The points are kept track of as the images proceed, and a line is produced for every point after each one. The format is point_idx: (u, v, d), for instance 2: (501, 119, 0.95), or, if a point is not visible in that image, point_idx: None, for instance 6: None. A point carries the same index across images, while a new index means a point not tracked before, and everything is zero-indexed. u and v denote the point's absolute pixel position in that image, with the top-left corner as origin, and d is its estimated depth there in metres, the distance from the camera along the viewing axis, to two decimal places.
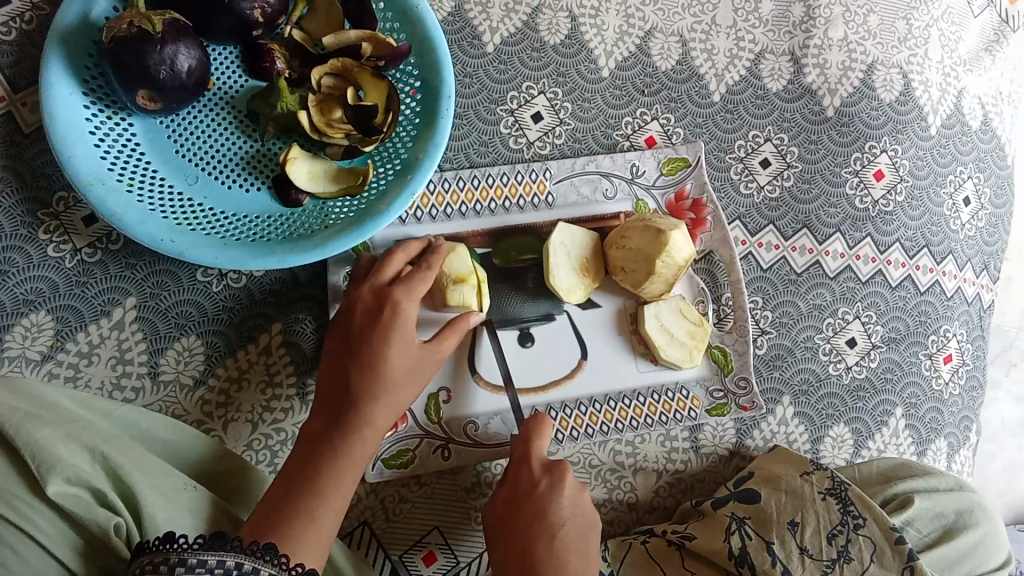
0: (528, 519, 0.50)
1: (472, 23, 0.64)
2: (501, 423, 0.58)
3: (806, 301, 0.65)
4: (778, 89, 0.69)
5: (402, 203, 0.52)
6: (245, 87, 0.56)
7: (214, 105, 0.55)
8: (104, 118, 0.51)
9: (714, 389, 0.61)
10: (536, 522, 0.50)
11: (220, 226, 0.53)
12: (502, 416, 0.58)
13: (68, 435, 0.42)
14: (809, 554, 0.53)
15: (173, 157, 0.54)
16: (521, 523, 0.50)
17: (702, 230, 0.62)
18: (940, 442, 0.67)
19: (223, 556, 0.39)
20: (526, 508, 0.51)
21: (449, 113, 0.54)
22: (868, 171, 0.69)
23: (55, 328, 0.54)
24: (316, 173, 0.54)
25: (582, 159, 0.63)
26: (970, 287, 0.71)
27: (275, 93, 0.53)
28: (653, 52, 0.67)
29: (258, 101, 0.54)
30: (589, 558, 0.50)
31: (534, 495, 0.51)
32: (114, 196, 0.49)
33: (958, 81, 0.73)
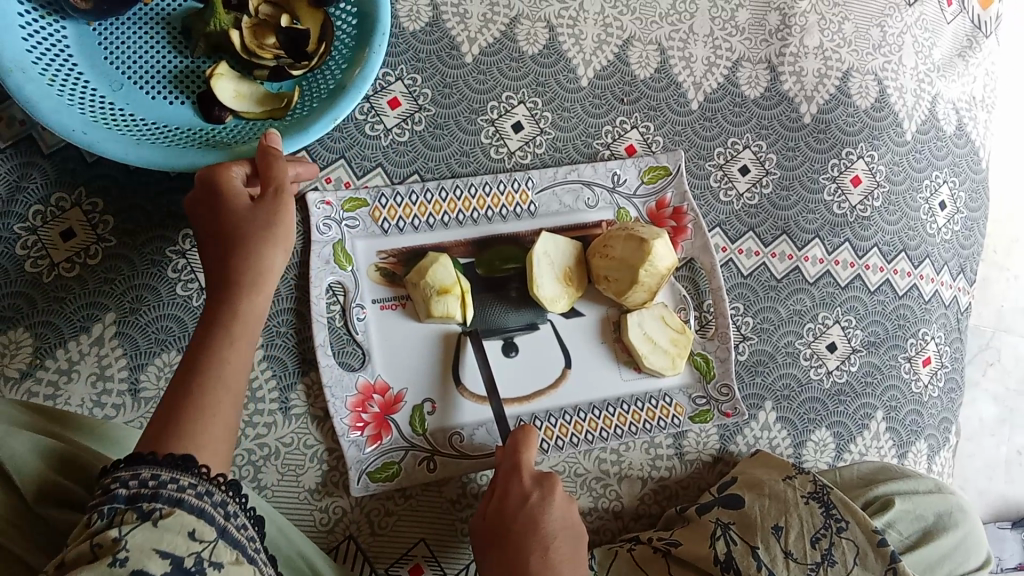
0: (520, 530, 0.49)
1: (450, 33, 0.64)
2: (486, 433, 0.58)
3: (786, 306, 0.66)
4: (756, 97, 0.69)
5: (323, 124, 0.56)
6: (181, 8, 0.60)
7: (148, 20, 0.59)
8: (38, 18, 0.54)
9: (696, 395, 0.62)
10: (531, 532, 0.49)
11: (137, 128, 0.56)
12: (487, 427, 0.58)
13: (13, 426, 0.39)
14: (793, 557, 0.53)
15: (99, 64, 0.57)
16: (513, 534, 0.49)
17: (684, 238, 0.64)
18: (920, 444, 0.67)
19: (138, 469, 0.34)
20: (519, 519, 0.50)
21: (381, 46, 0.58)
22: (846, 177, 0.70)
23: (33, 346, 0.53)
24: (241, 94, 0.58)
25: (565, 168, 0.63)
26: (947, 290, 0.71)
27: (211, 10, 0.56)
28: (632, 61, 0.68)
29: (192, 18, 0.58)
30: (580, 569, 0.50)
31: (528, 506, 0.51)
32: (34, 85, 0.52)
33: (932, 87, 0.74)
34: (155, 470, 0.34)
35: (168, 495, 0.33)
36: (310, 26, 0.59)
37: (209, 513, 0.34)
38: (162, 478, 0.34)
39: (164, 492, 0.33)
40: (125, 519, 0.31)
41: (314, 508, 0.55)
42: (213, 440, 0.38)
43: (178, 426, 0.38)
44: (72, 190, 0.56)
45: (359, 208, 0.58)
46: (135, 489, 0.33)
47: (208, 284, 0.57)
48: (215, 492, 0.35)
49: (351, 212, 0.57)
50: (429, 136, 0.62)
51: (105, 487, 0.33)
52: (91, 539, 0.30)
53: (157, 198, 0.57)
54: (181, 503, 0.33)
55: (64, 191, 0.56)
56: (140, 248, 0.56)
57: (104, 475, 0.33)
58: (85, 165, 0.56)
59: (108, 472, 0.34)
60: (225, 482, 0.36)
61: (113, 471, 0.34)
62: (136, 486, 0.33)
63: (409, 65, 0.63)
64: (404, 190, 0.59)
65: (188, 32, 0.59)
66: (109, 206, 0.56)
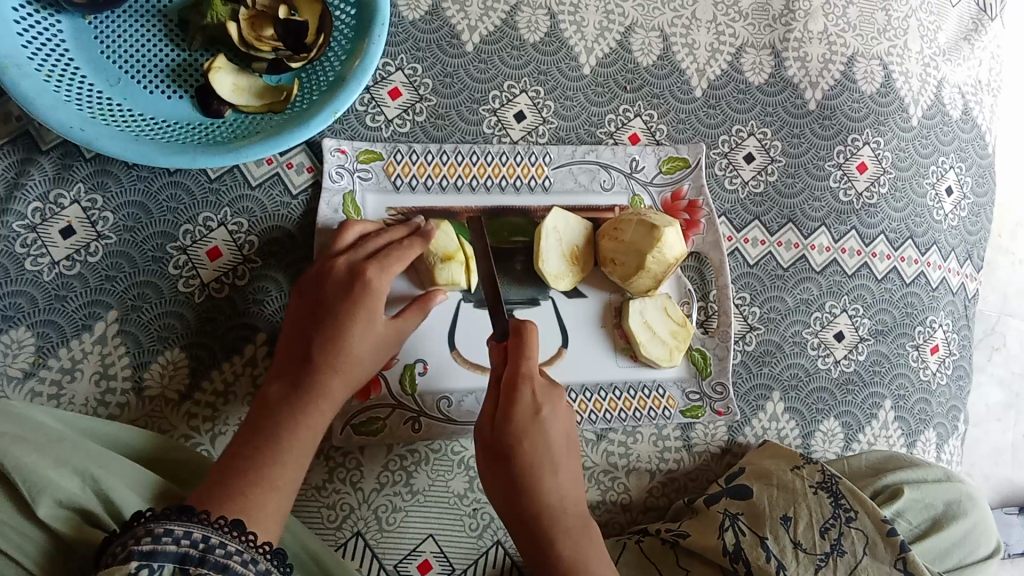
0: (532, 453, 0.49)
1: (450, 22, 0.64)
2: (474, 402, 0.59)
3: (793, 295, 0.65)
4: (761, 83, 0.69)
5: (323, 119, 0.55)
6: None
7: (145, 12, 0.58)
8: (31, 12, 0.54)
9: (689, 391, 0.61)
10: (545, 457, 0.49)
11: (136, 124, 0.55)
12: (476, 395, 0.59)
13: (53, 457, 0.42)
14: (803, 547, 0.53)
15: (98, 58, 0.56)
16: (524, 453, 0.48)
17: (696, 232, 0.63)
18: (929, 432, 0.67)
19: (190, 528, 0.39)
20: (529, 441, 0.49)
21: (381, 38, 0.57)
22: (852, 164, 0.69)
23: (36, 345, 0.53)
24: (241, 87, 0.57)
25: (583, 148, 0.63)
26: (954, 277, 0.71)
27: (207, 3, 0.56)
28: (634, 48, 0.67)
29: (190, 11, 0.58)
30: (577, 481, 0.51)
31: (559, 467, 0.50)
32: (29, 80, 0.51)
33: (937, 71, 0.74)
34: (206, 531, 0.39)
35: (215, 560, 0.38)
36: (308, 18, 0.58)
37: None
38: (211, 541, 0.39)
39: (212, 555, 0.38)
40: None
41: (321, 505, 0.54)
42: (267, 512, 0.43)
43: (245, 489, 0.43)
44: (70, 187, 0.55)
45: (374, 161, 0.59)
46: (185, 549, 0.38)
47: (210, 281, 0.56)
48: (259, 559, 0.40)
49: (365, 164, 0.59)
50: (431, 126, 0.62)
51: (158, 542, 0.37)
52: None
53: (156, 193, 0.57)
54: (226, 570, 0.38)
55: (63, 188, 0.55)
56: (141, 244, 0.56)
57: (155, 529, 0.38)
58: (84, 160, 0.56)
59: (161, 524, 0.38)
60: (269, 552, 0.41)
61: (164, 523, 0.38)
62: (187, 545, 0.38)
63: (409, 55, 0.62)
64: (421, 149, 0.60)
65: (186, 24, 0.58)
66: (109, 202, 0.56)
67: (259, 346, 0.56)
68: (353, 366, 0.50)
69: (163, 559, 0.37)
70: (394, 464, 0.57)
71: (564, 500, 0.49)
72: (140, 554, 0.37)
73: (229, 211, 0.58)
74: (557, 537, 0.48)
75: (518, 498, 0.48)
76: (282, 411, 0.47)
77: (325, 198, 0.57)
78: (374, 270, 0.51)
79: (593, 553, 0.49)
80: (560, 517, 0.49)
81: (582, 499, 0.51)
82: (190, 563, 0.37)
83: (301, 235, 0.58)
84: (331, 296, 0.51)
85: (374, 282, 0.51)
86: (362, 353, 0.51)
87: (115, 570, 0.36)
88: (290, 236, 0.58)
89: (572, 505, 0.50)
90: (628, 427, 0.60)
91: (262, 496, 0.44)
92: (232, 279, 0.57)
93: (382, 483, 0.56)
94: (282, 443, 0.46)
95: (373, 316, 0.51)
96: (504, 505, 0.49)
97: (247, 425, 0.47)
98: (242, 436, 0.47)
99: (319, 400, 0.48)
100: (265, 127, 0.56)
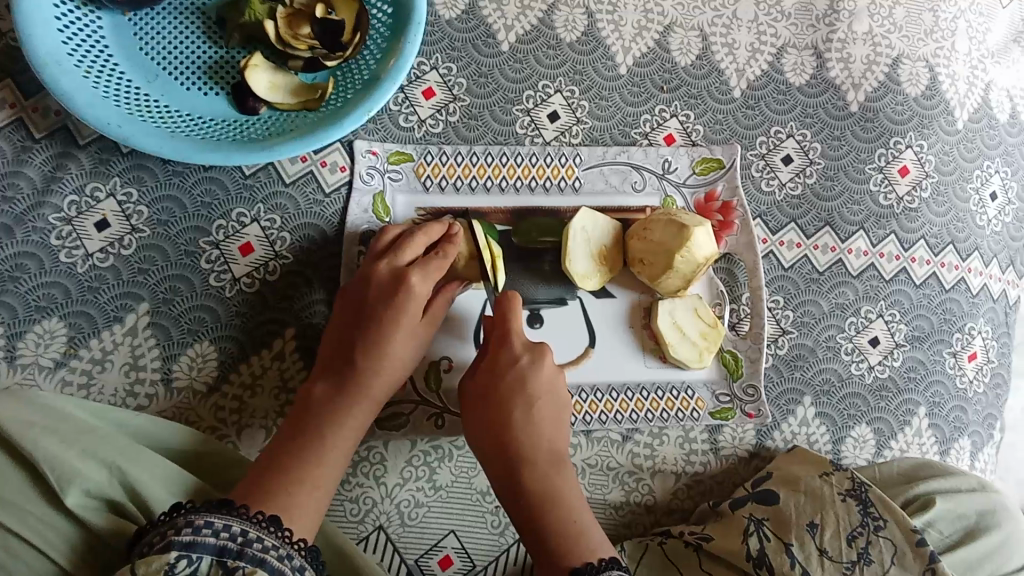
0: (507, 393, 0.51)
1: (487, 22, 0.64)
2: None
3: (828, 300, 0.64)
4: (801, 84, 0.68)
5: (355, 118, 0.56)
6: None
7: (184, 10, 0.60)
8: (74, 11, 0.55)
9: (720, 392, 0.61)
10: (520, 397, 0.51)
11: (171, 120, 0.56)
12: None
13: (83, 449, 0.43)
14: (828, 555, 0.52)
15: (135, 54, 0.58)
16: (500, 394, 0.51)
17: (729, 233, 0.63)
18: (965, 442, 0.65)
19: (229, 521, 0.41)
20: (506, 382, 0.51)
21: (415, 37, 0.58)
22: (893, 167, 0.68)
23: (67, 335, 0.54)
24: (277, 84, 0.58)
25: (614, 149, 0.63)
26: (997, 284, 0.69)
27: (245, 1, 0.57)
28: (672, 48, 0.67)
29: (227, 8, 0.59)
30: (562, 429, 0.52)
31: (544, 420, 0.51)
32: (68, 77, 0.53)
33: (985, 73, 0.72)
34: (244, 525, 0.41)
35: (253, 554, 0.40)
36: (346, 16, 0.59)
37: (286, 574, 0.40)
38: (248, 535, 0.41)
39: (249, 549, 0.40)
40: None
41: (344, 499, 0.55)
42: (308, 509, 0.45)
43: (288, 489, 0.45)
44: (106, 181, 0.57)
45: (404, 163, 0.60)
46: (223, 542, 0.40)
47: (241, 276, 0.57)
48: (294, 555, 0.42)
49: (395, 166, 0.60)
50: (464, 126, 0.62)
51: (198, 533, 0.39)
52: None
53: (190, 188, 0.58)
54: (263, 563, 0.40)
55: (100, 182, 0.57)
56: (174, 239, 0.57)
57: (195, 520, 0.40)
58: (120, 156, 0.57)
59: (201, 516, 0.40)
60: (304, 548, 0.42)
61: (204, 516, 0.40)
62: (225, 538, 0.40)
63: (444, 54, 0.63)
64: (452, 151, 0.61)
65: (223, 22, 0.60)
66: (143, 196, 0.57)
67: (287, 341, 0.57)
68: (393, 370, 0.52)
69: (202, 550, 0.39)
70: (417, 460, 0.57)
71: (534, 434, 0.50)
72: (180, 545, 0.38)
73: (262, 207, 0.59)
74: (523, 468, 0.49)
75: (491, 435, 0.50)
76: (325, 412, 0.50)
77: (355, 198, 0.59)
78: (417, 275, 0.53)
79: (560, 488, 0.49)
80: (529, 452, 0.50)
81: (564, 448, 0.52)
82: (226, 556, 0.39)
83: (334, 231, 0.59)
84: (375, 300, 0.53)
85: (416, 288, 0.53)
86: (400, 356, 0.53)
87: (155, 558, 0.37)
88: (322, 233, 0.59)
89: (545, 445, 0.50)
90: (654, 429, 0.60)
91: (304, 494, 0.46)
92: (262, 274, 0.58)
93: (405, 478, 0.57)
94: (325, 444, 0.48)
95: (412, 321, 0.53)
96: (481, 445, 0.51)
97: (290, 423, 0.50)
98: (286, 435, 0.49)
99: (360, 402, 0.50)
100: (297, 124, 0.57)
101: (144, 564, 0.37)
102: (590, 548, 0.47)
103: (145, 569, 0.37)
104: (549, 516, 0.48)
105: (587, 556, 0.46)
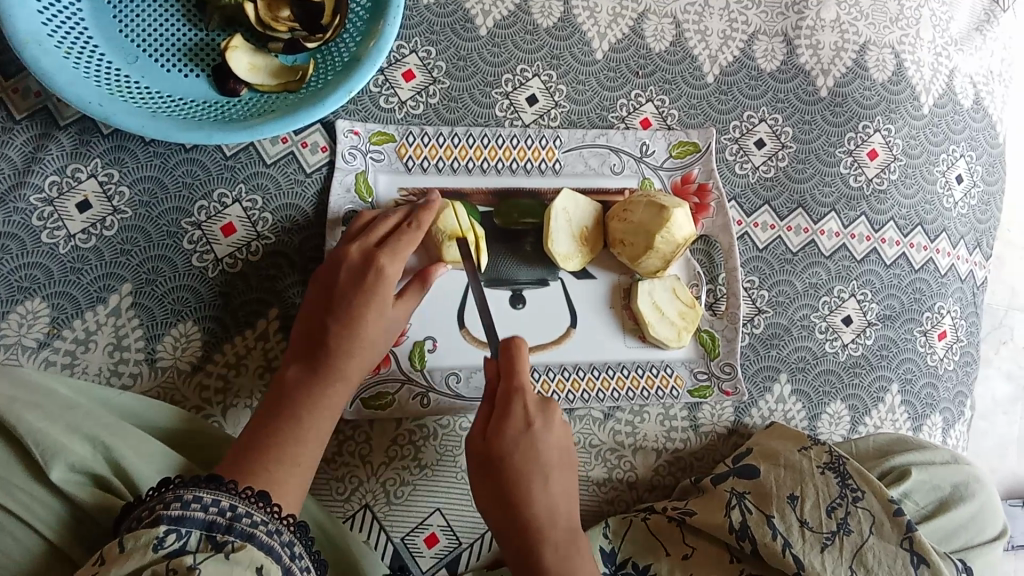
0: (523, 464, 0.49)
1: (464, 6, 0.64)
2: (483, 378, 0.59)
3: (802, 280, 0.65)
4: (773, 70, 0.69)
5: (337, 99, 0.56)
6: None
7: None
8: None
9: (698, 370, 0.62)
10: (535, 467, 0.49)
11: (153, 101, 0.56)
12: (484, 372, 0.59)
13: (66, 425, 0.43)
14: (809, 526, 0.53)
15: (115, 36, 0.57)
16: (516, 464, 0.49)
17: (706, 215, 0.63)
18: (936, 418, 0.67)
19: (219, 496, 0.40)
20: (521, 452, 0.49)
21: (396, 18, 0.58)
22: (863, 151, 0.69)
23: (50, 316, 0.54)
24: (258, 66, 0.58)
25: (593, 132, 0.64)
26: (963, 265, 0.71)
27: None
28: (647, 34, 0.67)
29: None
30: (573, 499, 0.51)
31: (560, 494, 0.49)
32: (49, 56, 0.52)
33: (949, 60, 0.74)
34: (233, 500, 0.41)
35: (240, 529, 0.40)
36: None
37: (276, 550, 0.40)
38: (238, 510, 0.40)
39: (238, 524, 0.40)
40: (203, 548, 0.37)
41: (330, 477, 0.55)
42: (291, 487, 0.45)
43: (270, 465, 0.45)
44: (88, 162, 0.56)
45: (386, 143, 0.60)
46: (211, 517, 0.39)
47: (224, 256, 0.57)
48: (283, 530, 0.41)
49: (377, 146, 0.60)
50: (443, 109, 0.63)
51: (187, 508, 0.39)
52: (169, 563, 0.36)
53: (172, 169, 0.57)
54: (252, 538, 0.39)
55: (80, 162, 0.56)
56: (156, 220, 0.57)
57: (184, 495, 0.39)
58: (102, 137, 0.57)
59: (191, 490, 0.40)
60: (293, 524, 0.42)
61: (193, 491, 0.40)
62: (215, 513, 0.39)
63: (423, 38, 0.63)
64: (433, 132, 0.61)
65: (203, 4, 0.59)
66: (125, 177, 0.57)
67: (271, 321, 0.57)
68: (368, 350, 0.52)
69: (191, 525, 0.38)
70: (404, 438, 0.57)
71: (552, 510, 0.49)
72: (169, 519, 0.38)
73: (244, 187, 0.58)
74: (541, 546, 0.48)
75: (507, 511, 0.48)
76: (301, 392, 0.49)
77: (337, 177, 0.58)
78: (386, 257, 0.53)
79: (580, 565, 0.48)
80: (547, 527, 0.48)
81: (575, 518, 0.51)
82: (216, 530, 0.39)
83: (315, 212, 0.59)
84: (345, 282, 0.52)
85: (387, 269, 0.52)
86: (376, 336, 0.52)
87: (143, 532, 0.37)
88: (304, 214, 0.59)
89: (562, 521, 0.49)
90: (635, 407, 0.61)
91: (283, 471, 0.45)
92: (245, 254, 0.57)
93: (390, 457, 0.57)
94: (301, 423, 0.48)
95: (387, 301, 0.52)
96: (494, 518, 0.49)
97: (265, 405, 0.49)
98: (262, 415, 0.48)
99: (337, 382, 0.50)
100: (279, 105, 0.57)
101: (132, 538, 0.37)
102: None
103: (132, 543, 0.36)
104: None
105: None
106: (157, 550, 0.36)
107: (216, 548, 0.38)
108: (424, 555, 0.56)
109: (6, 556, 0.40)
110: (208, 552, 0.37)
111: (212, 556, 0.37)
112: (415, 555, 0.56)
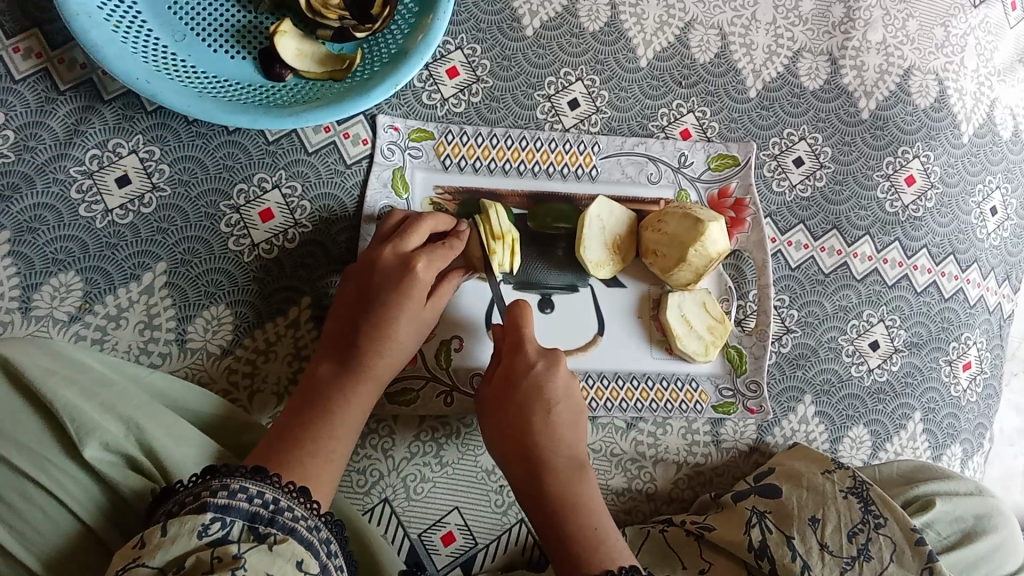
0: (527, 399, 0.51)
1: (513, 6, 0.64)
2: None
3: (831, 301, 0.65)
4: (816, 89, 0.69)
5: (383, 91, 0.55)
6: None
7: None
8: None
9: (723, 386, 0.62)
10: (540, 403, 0.51)
11: (198, 82, 0.56)
12: None
13: (100, 403, 0.43)
14: (829, 550, 0.52)
15: (164, 13, 0.57)
16: (520, 401, 0.51)
17: (740, 230, 0.63)
18: (956, 448, 0.67)
19: (263, 488, 0.41)
20: (524, 390, 0.52)
21: (446, 14, 0.58)
22: (900, 176, 0.69)
23: (83, 290, 0.54)
24: (304, 53, 0.58)
25: (632, 140, 0.64)
26: (992, 296, 0.72)
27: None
28: (692, 44, 0.67)
29: None
30: (580, 435, 0.53)
31: (562, 433, 0.52)
32: (99, 30, 0.52)
33: (991, 90, 0.74)
34: (277, 492, 0.41)
35: (283, 521, 0.40)
36: None
37: (314, 546, 0.40)
38: (280, 503, 0.41)
39: (280, 517, 0.40)
40: (246, 539, 0.38)
41: (351, 470, 0.55)
42: (323, 479, 0.45)
43: (303, 460, 0.45)
44: (129, 137, 0.56)
45: (425, 140, 0.60)
46: (255, 508, 0.39)
47: (260, 242, 0.57)
48: (321, 527, 0.42)
49: (416, 142, 0.60)
50: (485, 107, 0.62)
51: (233, 497, 0.39)
52: (213, 552, 0.36)
53: (213, 150, 0.57)
54: (293, 532, 0.39)
55: (122, 138, 0.56)
56: (194, 200, 0.56)
57: (231, 483, 0.40)
58: (145, 113, 0.57)
59: (237, 480, 0.40)
60: (330, 521, 0.42)
61: (239, 480, 0.40)
62: (259, 505, 0.40)
63: (469, 35, 0.63)
64: (472, 131, 0.61)
65: None
66: (166, 155, 0.57)
67: (303, 309, 0.57)
68: (396, 352, 0.52)
69: (235, 514, 0.38)
70: (426, 435, 0.57)
71: (554, 443, 0.51)
72: (215, 507, 0.38)
73: (284, 173, 0.58)
74: (546, 475, 0.50)
75: (514, 445, 0.51)
76: (330, 391, 0.49)
77: (375, 172, 0.59)
78: (422, 260, 0.52)
79: (580, 496, 0.50)
80: (551, 457, 0.51)
81: (583, 453, 0.53)
82: (259, 522, 0.39)
83: (352, 204, 0.59)
84: (378, 283, 0.52)
85: (420, 272, 0.52)
86: (406, 338, 0.52)
87: (188, 518, 0.37)
88: (342, 207, 0.59)
89: (567, 454, 0.51)
90: (658, 419, 0.61)
91: (317, 467, 0.45)
92: (281, 241, 0.57)
93: (412, 453, 0.57)
94: (335, 420, 0.48)
95: (420, 304, 0.52)
96: (502, 454, 0.52)
97: (292, 403, 0.49)
98: (289, 415, 0.48)
99: (365, 382, 0.50)
100: (325, 93, 0.57)
101: (176, 524, 0.37)
102: (610, 554, 0.48)
103: (177, 529, 0.36)
104: (569, 521, 0.49)
105: (607, 561, 0.47)
106: (202, 537, 0.37)
107: (259, 540, 0.38)
108: (439, 554, 0.56)
109: (36, 531, 0.40)
110: (252, 543, 0.37)
111: (256, 546, 0.37)
112: (431, 553, 0.56)
